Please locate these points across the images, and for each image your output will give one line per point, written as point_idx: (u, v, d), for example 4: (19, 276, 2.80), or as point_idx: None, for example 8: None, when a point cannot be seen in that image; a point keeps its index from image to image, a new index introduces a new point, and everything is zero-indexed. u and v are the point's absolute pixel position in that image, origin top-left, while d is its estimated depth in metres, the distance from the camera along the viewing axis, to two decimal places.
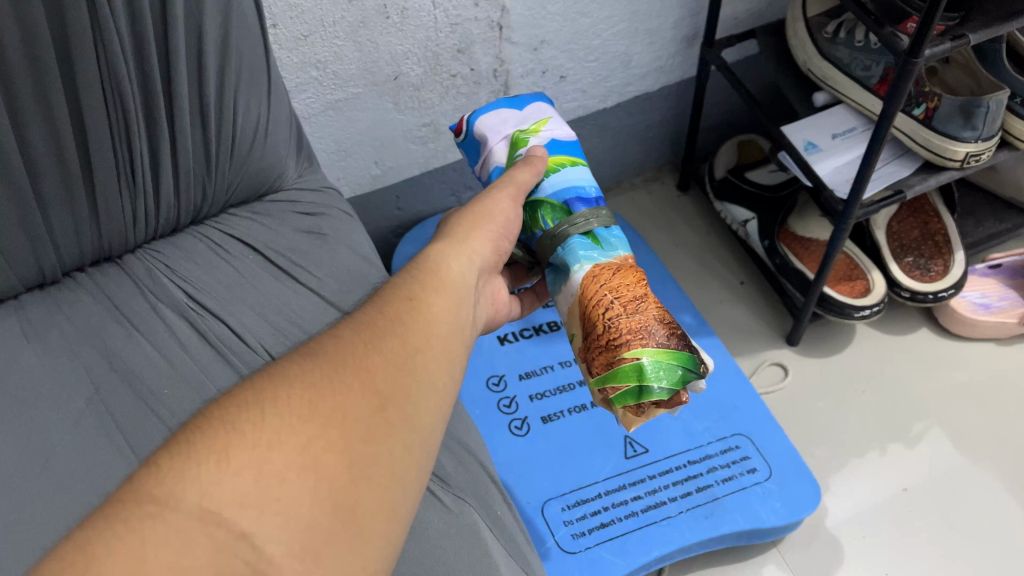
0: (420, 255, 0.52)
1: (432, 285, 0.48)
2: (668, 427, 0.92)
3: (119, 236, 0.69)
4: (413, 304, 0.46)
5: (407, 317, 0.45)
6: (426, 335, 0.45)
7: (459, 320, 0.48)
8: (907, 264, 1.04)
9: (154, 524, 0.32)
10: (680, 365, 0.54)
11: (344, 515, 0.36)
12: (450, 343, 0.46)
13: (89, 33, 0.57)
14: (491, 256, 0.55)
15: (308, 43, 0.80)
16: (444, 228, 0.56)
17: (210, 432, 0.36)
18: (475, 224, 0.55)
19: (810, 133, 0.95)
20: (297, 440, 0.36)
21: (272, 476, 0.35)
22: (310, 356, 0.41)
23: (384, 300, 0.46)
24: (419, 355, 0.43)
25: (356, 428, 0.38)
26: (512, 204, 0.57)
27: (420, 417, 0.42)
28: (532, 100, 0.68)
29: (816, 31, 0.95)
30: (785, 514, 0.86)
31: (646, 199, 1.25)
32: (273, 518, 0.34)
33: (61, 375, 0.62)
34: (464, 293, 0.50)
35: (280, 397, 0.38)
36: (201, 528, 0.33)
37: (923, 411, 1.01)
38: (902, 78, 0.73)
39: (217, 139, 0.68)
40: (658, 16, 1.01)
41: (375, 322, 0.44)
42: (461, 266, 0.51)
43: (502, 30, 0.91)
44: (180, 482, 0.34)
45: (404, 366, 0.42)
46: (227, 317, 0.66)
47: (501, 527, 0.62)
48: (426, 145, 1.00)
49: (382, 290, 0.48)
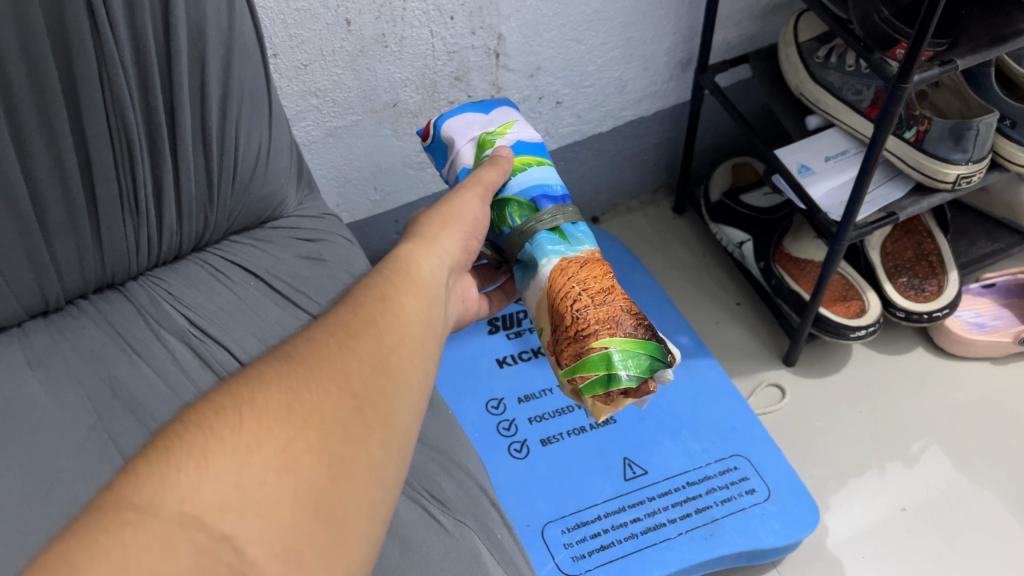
0: (392, 254, 0.53)
1: (405, 285, 0.49)
2: (667, 447, 0.93)
3: (122, 264, 0.70)
4: (386, 304, 0.46)
5: (382, 317, 0.45)
6: (402, 334, 0.45)
7: (431, 319, 0.48)
8: (901, 285, 1.05)
9: (136, 531, 0.31)
10: (648, 353, 0.56)
11: (325, 515, 0.35)
12: (424, 340, 0.46)
13: (94, 67, 0.58)
14: (461, 254, 0.56)
15: (308, 72, 0.81)
16: (414, 228, 0.57)
17: (189, 436, 0.35)
18: (446, 223, 0.56)
19: (803, 156, 0.96)
20: (276, 441, 0.36)
21: (252, 479, 0.34)
22: (285, 358, 0.41)
23: (358, 301, 0.46)
24: (394, 356, 0.43)
25: (334, 428, 0.38)
26: (480, 203, 0.59)
27: (397, 417, 0.41)
28: (497, 106, 0.70)
29: (808, 55, 0.97)
30: (783, 535, 0.86)
31: (643, 221, 1.26)
32: (254, 519, 0.33)
33: (64, 402, 0.62)
34: (437, 291, 0.51)
35: (257, 400, 0.37)
36: (183, 533, 0.32)
37: (920, 430, 1.01)
38: (891, 102, 0.75)
39: (219, 169, 0.69)
40: (652, 42, 1.02)
41: (349, 323, 0.44)
42: (432, 264, 0.53)
43: (499, 57, 0.92)
44: (160, 488, 0.33)
45: (380, 366, 0.42)
46: (228, 343, 0.67)
47: (501, 550, 0.62)
48: (424, 170, 1.01)
49: (357, 290, 0.48)
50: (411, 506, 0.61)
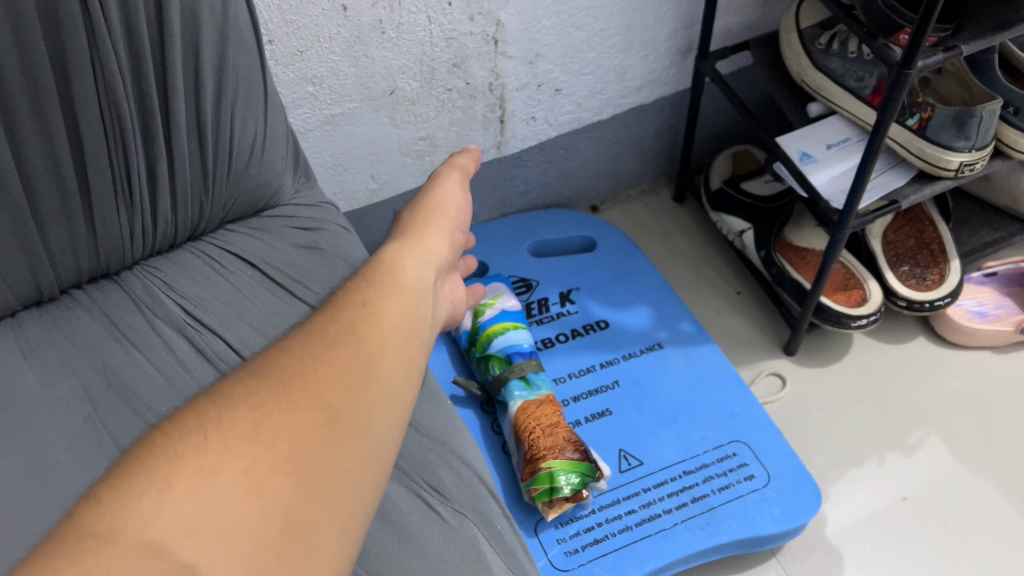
0: (380, 253, 0.50)
1: (394, 282, 0.45)
2: (663, 437, 0.92)
3: (116, 253, 0.69)
4: (372, 300, 0.42)
5: (367, 315, 0.41)
6: (392, 327, 0.41)
7: (422, 316, 0.44)
8: (903, 273, 1.04)
9: (95, 558, 0.29)
10: None
11: (297, 540, 0.31)
12: (417, 335, 0.43)
13: (86, 51, 0.57)
14: (447, 250, 0.56)
15: (304, 59, 0.80)
16: (401, 225, 0.56)
17: (150, 457, 0.32)
18: (431, 216, 0.58)
19: (805, 144, 0.95)
20: (245, 458, 0.32)
21: (219, 503, 0.31)
22: (259, 367, 0.37)
23: (341, 301, 0.42)
24: (379, 360, 0.39)
25: (311, 440, 0.34)
26: (460, 193, 0.63)
27: (382, 429, 0.37)
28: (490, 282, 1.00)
29: (810, 42, 0.95)
30: (782, 521, 0.85)
31: (642, 210, 1.25)
32: (218, 550, 0.30)
33: (59, 392, 0.62)
34: (427, 286, 0.48)
35: (222, 419, 0.33)
36: (139, 563, 0.29)
37: (921, 420, 1.01)
38: (895, 89, 0.74)
39: (214, 156, 0.68)
40: (652, 29, 1.01)
41: (328, 327, 0.39)
42: (420, 262, 0.50)
43: (497, 44, 0.91)
44: (120, 515, 0.30)
45: (363, 370, 0.38)
46: (225, 333, 0.66)
47: (501, 542, 0.62)
48: (422, 158, 1.00)
49: (342, 290, 0.43)
50: (409, 496, 0.61)
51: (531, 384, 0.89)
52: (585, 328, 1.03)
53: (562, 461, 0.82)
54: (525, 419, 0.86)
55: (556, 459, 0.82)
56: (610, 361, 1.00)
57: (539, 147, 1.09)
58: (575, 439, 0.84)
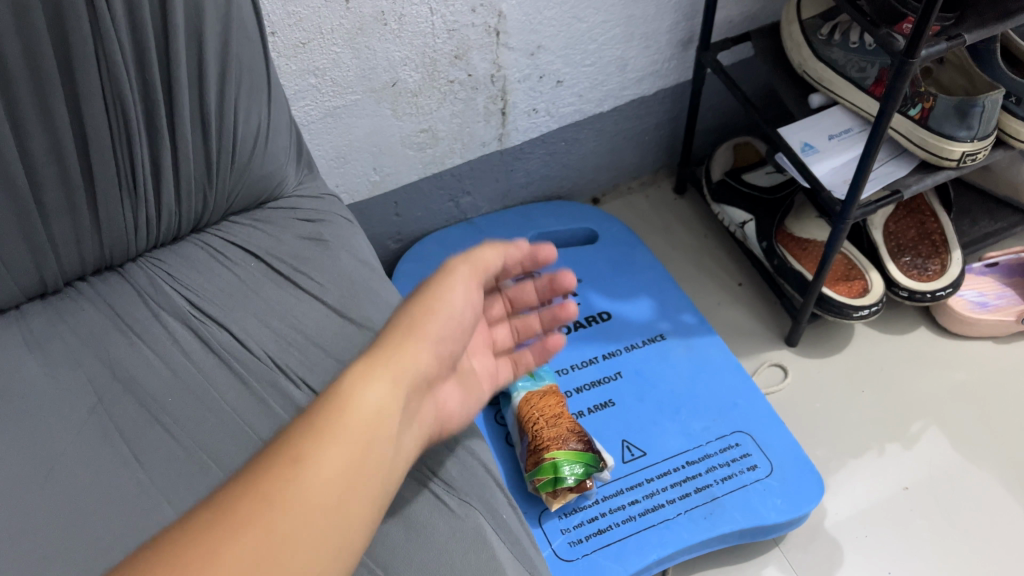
0: (336, 382, 0.51)
1: (331, 438, 0.47)
2: (666, 428, 0.93)
3: (121, 245, 0.69)
4: (298, 464, 0.45)
5: (284, 487, 0.44)
6: (319, 484, 0.45)
7: (353, 476, 0.47)
8: (904, 264, 1.04)
9: None
10: None
11: None
12: (346, 487, 0.46)
13: (89, 44, 0.57)
14: (427, 368, 0.55)
15: (306, 51, 0.80)
16: (385, 335, 0.56)
17: None
18: (422, 319, 0.57)
19: (806, 134, 0.95)
20: None
21: None
22: (163, 546, 0.41)
23: (272, 459, 0.46)
24: (285, 540, 0.43)
25: None
26: (465, 291, 0.60)
27: None
28: None
29: (811, 33, 0.95)
30: (785, 510, 0.86)
31: (644, 202, 1.25)
32: None
33: (66, 385, 0.63)
34: (375, 434, 0.49)
35: None
36: None
37: (922, 410, 1.01)
38: (899, 78, 0.74)
39: (217, 147, 0.68)
40: (654, 20, 1.01)
41: (248, 494, 0.44)
42: (382, 395, 0.51)
43: (499, 36, 0.91)
44: None
45: (266, 554, 0.42)
46: (230, 325, 0.67)
47: (507, 531, 0.62)
48: (424, 150, 1.00)
49: (276, 444, 0.47)
50: (415, 486, 0.61)
51: (534, 375, 0.90)
52: (587, 320, 1.03)
53: (566, 451, 0.82)
54: (528, 410, 0.86)
55: (560, 450, 0.82)
56: (612, 352, 1.00)
57: (541, 139, 1.09)
58: (579, 430, 0.84)
